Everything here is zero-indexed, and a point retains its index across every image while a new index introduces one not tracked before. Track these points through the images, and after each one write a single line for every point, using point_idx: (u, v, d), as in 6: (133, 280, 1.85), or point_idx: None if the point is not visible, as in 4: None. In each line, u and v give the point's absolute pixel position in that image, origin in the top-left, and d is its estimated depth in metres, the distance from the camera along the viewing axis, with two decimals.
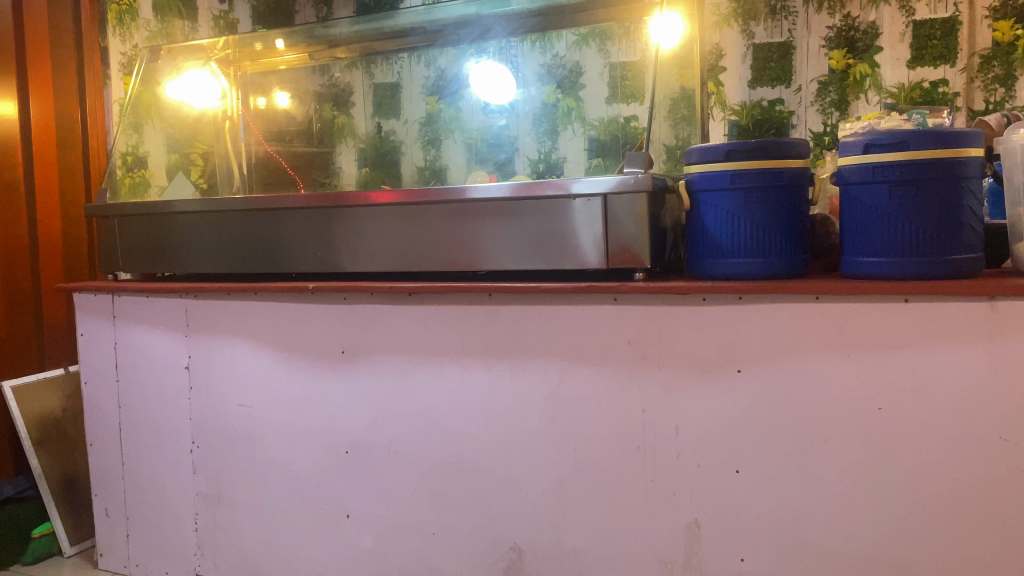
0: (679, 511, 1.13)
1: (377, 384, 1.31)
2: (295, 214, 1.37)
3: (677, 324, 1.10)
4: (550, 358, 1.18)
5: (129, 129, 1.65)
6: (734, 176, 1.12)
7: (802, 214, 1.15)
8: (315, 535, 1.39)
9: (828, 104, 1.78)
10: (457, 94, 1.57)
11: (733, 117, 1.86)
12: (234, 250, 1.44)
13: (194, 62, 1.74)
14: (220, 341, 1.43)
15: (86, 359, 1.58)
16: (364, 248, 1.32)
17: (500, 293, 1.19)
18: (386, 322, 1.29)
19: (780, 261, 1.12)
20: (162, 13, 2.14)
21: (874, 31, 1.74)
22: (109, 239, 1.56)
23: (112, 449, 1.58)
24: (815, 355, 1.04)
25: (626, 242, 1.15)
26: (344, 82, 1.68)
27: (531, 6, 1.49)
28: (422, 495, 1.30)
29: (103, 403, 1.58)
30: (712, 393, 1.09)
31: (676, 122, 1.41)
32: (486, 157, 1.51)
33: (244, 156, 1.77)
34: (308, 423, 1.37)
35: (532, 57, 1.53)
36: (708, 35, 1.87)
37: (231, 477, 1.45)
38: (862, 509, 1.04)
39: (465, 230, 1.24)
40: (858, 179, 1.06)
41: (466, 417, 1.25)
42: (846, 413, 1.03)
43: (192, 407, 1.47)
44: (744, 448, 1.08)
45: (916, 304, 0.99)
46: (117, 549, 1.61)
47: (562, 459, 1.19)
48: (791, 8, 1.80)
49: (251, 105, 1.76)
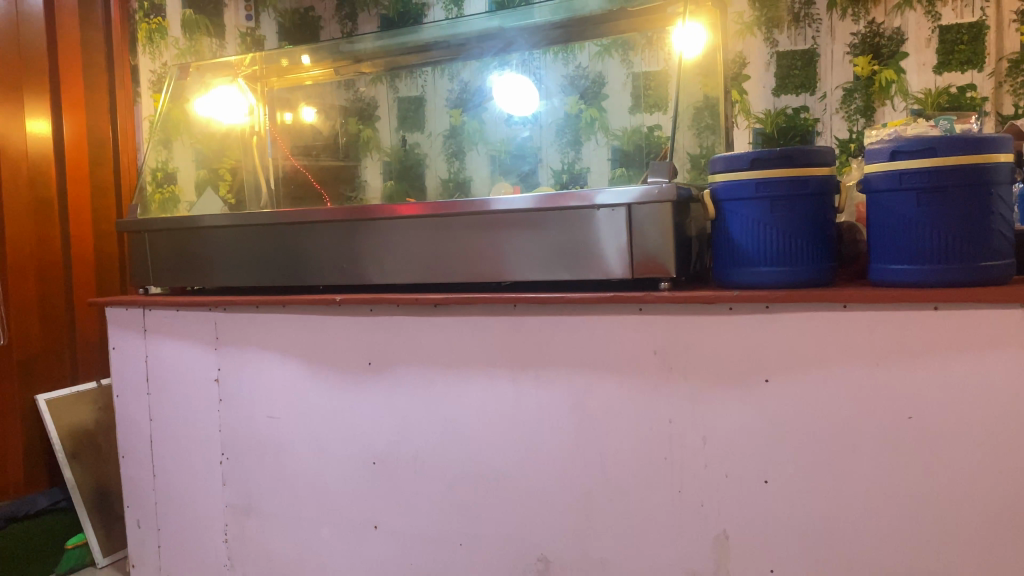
0: (707, 521, 1.12)
1: (404, 394, 1.32)
2: (322, 227, 1.38)
3: (703, 333, 1.10)
4: (576, 369, 1.18)
5: (158, 145, 1.70)
6: (760, 185, 1.11)
7: (828, 222, 1.14)
8: (343, 546, 1.40)
9: (853, 111, 1.76)
10: (481, 106, 1.59)
11: (758, 125, 1.84)
12: (262, 263, 1.46)
13: (222, 79, 1.77)
14: (250, 354, 1.45)
15: (118, 373, 1.61)
16: (389, 259, 1.33)
17: (525, 304, 1.20)
18: (412, 333, 1.29)
19: (808, 269, 1.11)
20: (191, 30, 2.19)
21: (899, 36, 1.71)
22: (139, 254, 1.59)
23: (143, 462, 1.60)
24: (843, 364, 1.03)
25: (650, 251, 1.14)
26: (369, 97, 1.71)
27: (552, 17, 1.49)
28: (448, 507, 1.30)
29: (135, 416, 1.60)
30: (739, 402, 1.09)
31: (701, 132, 1.44)
32: (509, 169, 1.55)
33: (271, 170, 1.77)
34: (335, 435, 1.38)
35: (555, 69, 1.56)
36: (731, 44, 1.85)
37: (259, 489, 1.47)
38: (893, 520, 1.03)
39: (491, 241, 1.25)
40: (885, 186, 1.06)
41: (492, 427, 1.25)
42: (876, 422, 1.02)
43: (221, 419, 1.49)
44: (773, 458, 1.08)
45: (946, 312, 0.98)
46: (148, 560, 1.63)
47: (589, 470, 1.19)
48: (815, 16, 1.78)
49: (278, 121, 1.78)
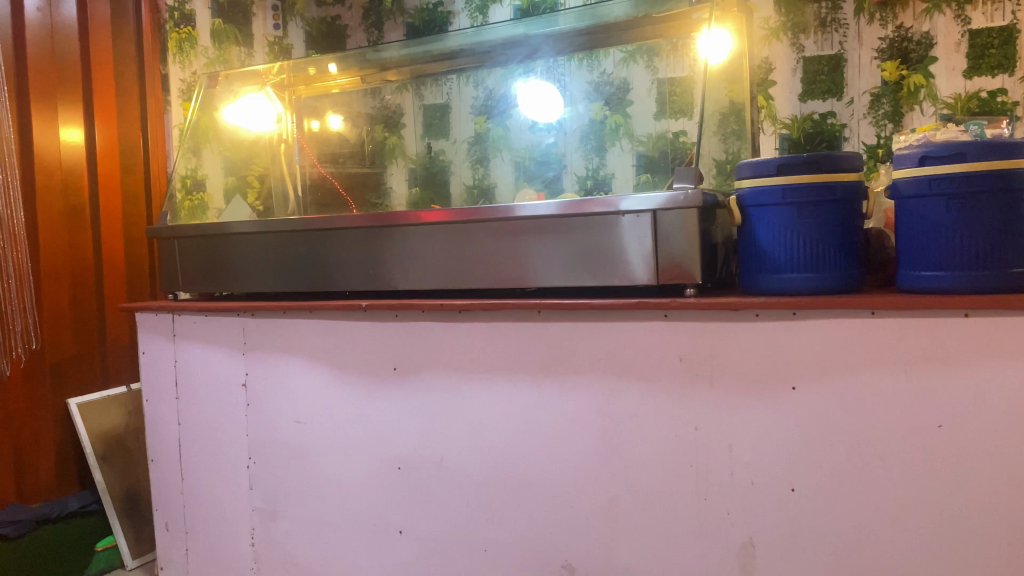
0: (733, 529, 1.12)
1: (428, 400, 1.32)
2: (348, 234, 1.39)
3: (729, 340, 1.10)
4: (600, 375, 1.18)
5: (188, 153, 1.71)
6: (787, 191, 1.11)
7: (855, 228, 1.13)
8: (369, 550, 1.41)
9: (881, 116, 1.73)
10: (506, 113, 1.60)
11: (785, 130, 1.83)
12: (289, 269, 1.47)
13: (251, 87, 1.79)
14: (277, 359, 1.46)
15: (148, 377, 1.63)
16: (415, 265, 1.34)
17: (549, 310, 1.20)
18: (438, 339, 1.30)
19: (835, 276, 1.11)
20: (219, 40, 2.23)
21: (928, 41, 1.68)
22: (169, 260, 1.61)
23: (172, 465, 1.62)
24: (871, 371, 1.02)
25: (676, 257, 1.14)
26: (394, 104, 1.73)
27: (577, 24, 1.53)
28: (473, 513, 1.30)
29: (164, 419, 1.62)
30: (764, 409, 1.08)
31: (727, 138, 1.45)
32: (534, 175, 1.54)
33: (298, 178, 1.79)
34: (361, 439, 1.39)
35: (580, 75, 1.56)
36: (757, 49, 1.85)
37: (286, 493, 1.48)
38: (922, 530, 1.01)
39: (516, 247, 1.25)
40: (914, 192, 1.05)
41: (516, 433, 1.25)
42: (906, 431, 1.01)
43: (249, 423, 1.51)
44: (800, 466, 1.07)
45: (976, 319, 0.97)
46: (176, 562, 1.65)
47: (613, 477, 1.19)
48: (842, 21, 1.76)
49: (305, 128, 1.80)
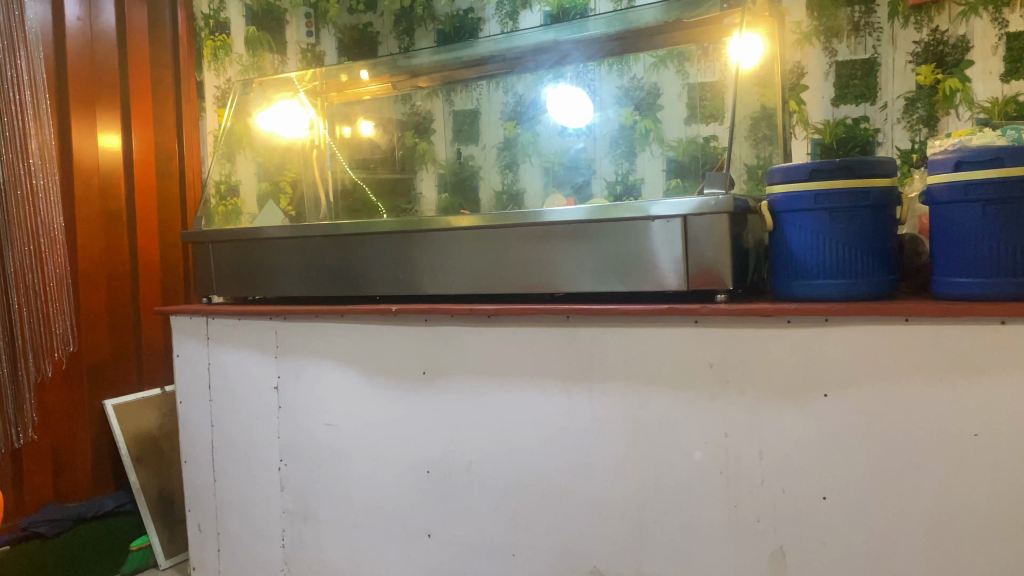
0: (764, 536, 1.11)
1: (458, 404, 1.33)
2: (378, 239, 1.41)
3: (760, 346, 1.09)
4: (629, 381, 1.18)
5: (222, 159, 1.74)
6: (819, 197, 1.10)
7: (889, 233, 1.12)
8: (398, 553, 1.41)
9: (915, 121, 1.71)
10: (535, 118, 1.63)
11: (816, 135, 1.81)
12: (321, 274, 1.49)
13: (284, 94, 1.81)
14: (308, 362, 1.48)
15: (182, 379, 1.66)
16: (445, 270, 1.35)
17: (579, 315, 1.20)
18: (466, 343, 1.31)
19: (868, 282, 1.09)
20: (254, 47, 2.24)
21: (964, 44, 1.65)
22: (203, 264, 1.63)
23: (205, 466, 1.64)
24: (905, 379, 1.01)
25: (706, 263, 1.13)
26: (425, 110, 1.78)
27: (607, 29, 1.50)
28: (501, 517, 1.30)
29: (197, 420, 1.64)
30: (795, 416, 1.07)
31: (758, 143, 1.44)
32: (563, 180, 1.55)
33: (330, 183, 1.77)
34: (390, 443, 1.40)
35: (610, 80, 1.57)
36: (788, 53, 1.83)
37: (316, 496, 1.49)
38: (958, 540, 1.00)
39: (545, 253, 1.25)
40: (950, 197, 1.03)
41: (545, 438, 1.25)
42: (940, 439, 0.99)
43: (280, 425, 1.52)
44: (831, 474, 1.06)
45: (1013, 327, 0.95)
46: (208, 562, 1.67)
47: (641, 484, 1.18)
48: (875, 25, 1.74)
49: (337, 134, 1.79)
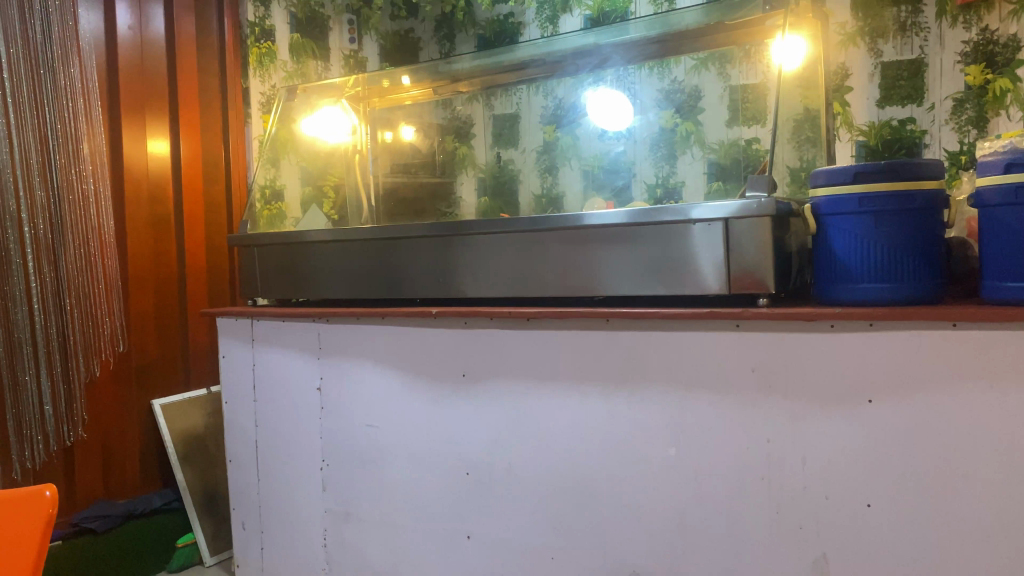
0: (806, 544, 1.09)
1: (497, 407, 1.33)
2: (419, 242, 1.42)
3: (803, 350, 1.08)
4: (669, 385, 1.17)
5: (267, 163, 1.81)
6: (864, 200, 1.08)
7: (936, 237, 1.10)
8: (437, 553, 1.42)
9: (964, 121, 1.67)
10: (576, 121, 1.62)
11: (861, 137, 1.79)
12: (363, 277, 1.51)
13: (328, 100, 1.84)
14: (350, 363, 1.50)
15: (227, 380, 1.69)
16: (485, 273, 1.36)
17: (619, 319, 1.20)
18: (506, 346, 1.31)
19: (914, 287, 1.08)
20: (298, 55, 2.29)
21: (1015, 44, 1.61)
22: (248, 267, 1.67)
23: (248, 465, 1.67)
24: (952, 385, 0.99)
25: (748, 266, 1.12)
26: (465, 115, 1.76)
27: (648, 32, 1.52)
28: (541, 520, 1.31)
29: (242, 421, 1.67)
30: (839, 422, 1.06)
31: (801, 145, 1.43)
32: (603, 184, 1.54)
33: (372, 187, 1.80)
34: (430, 444, 1.41)
35: (650, 83, 1.57)
36: (833, 55, 1.81)
37: (358, 496, 1.51)
38: (1008, 550, 0.97)
39: (585, 256, 1.25)
40: (1000, 200, 1.01)
41: (584, 442, 1.25)
42: (989, 447, 0.97)
43: (323, 426, 1.55)
44: (876, 481, 1.04)
45: None
46: (252, 559, 1.70)
47: (681, 488, 1.17)
48: (922, 25, 1.71)
49: (378, 139, 1.82)
